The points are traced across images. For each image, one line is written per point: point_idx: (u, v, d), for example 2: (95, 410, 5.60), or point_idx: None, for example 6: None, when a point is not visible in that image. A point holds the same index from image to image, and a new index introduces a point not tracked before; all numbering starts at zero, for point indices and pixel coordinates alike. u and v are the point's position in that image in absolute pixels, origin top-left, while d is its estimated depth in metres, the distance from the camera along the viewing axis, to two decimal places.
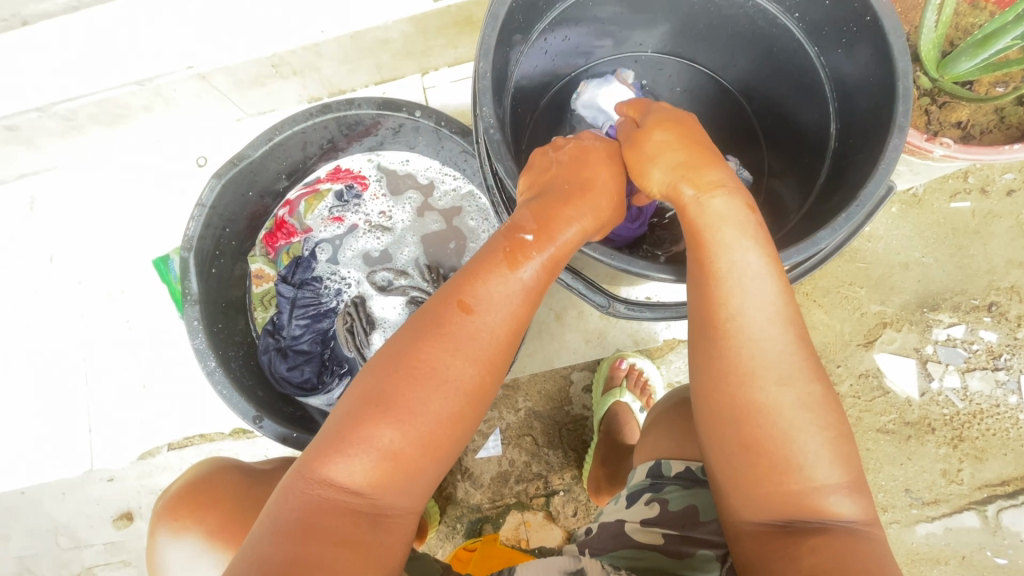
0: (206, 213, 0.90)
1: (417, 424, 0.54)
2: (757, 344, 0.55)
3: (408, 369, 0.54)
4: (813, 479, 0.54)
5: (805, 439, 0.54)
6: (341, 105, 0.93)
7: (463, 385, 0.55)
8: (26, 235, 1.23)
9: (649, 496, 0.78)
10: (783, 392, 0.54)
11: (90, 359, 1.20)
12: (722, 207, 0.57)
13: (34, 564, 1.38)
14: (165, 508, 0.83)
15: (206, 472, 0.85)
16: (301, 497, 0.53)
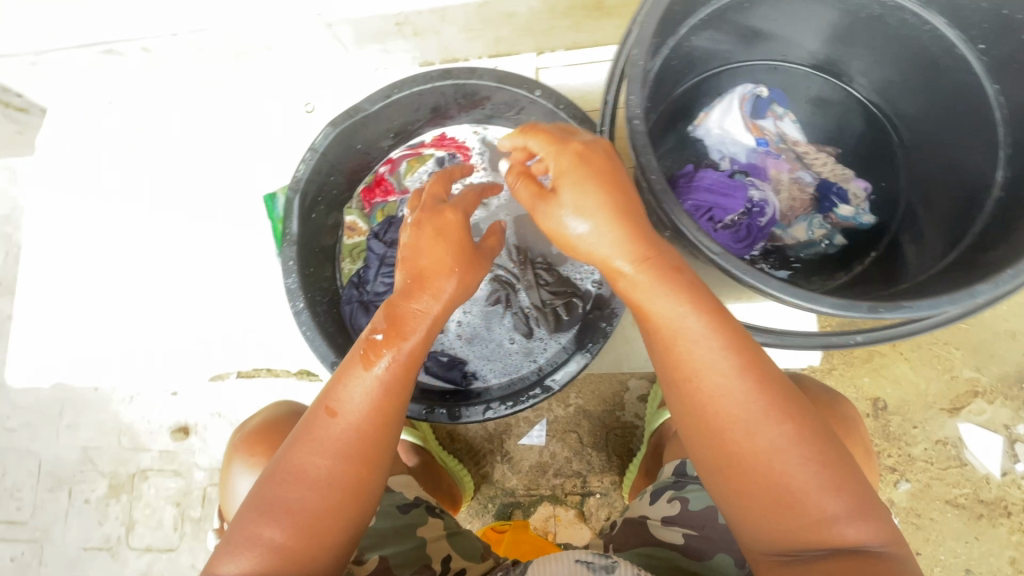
0: (317, 158, 0.92)
1: (335, 442, 0.67)
2: (716, 403, 0.59)
3: (281, 472, 0.67)
4: (813, 513, 0.56)
5: (797, 481, 0.57)
6: (462, 72, 0.92)
7: (327, 474, 0.66)
8: (150, 153, 1.32)
9: (671, 494, 0.92)
10: (761, 438, 0.57)
11: (187, 278, 1.30)
12: (661, 292, 0.61)
13: (96, 457, 1.48)
14: (241, 445, 0.94)
15: (276, 418, 0.96)
16: (256, 536, 0.64)
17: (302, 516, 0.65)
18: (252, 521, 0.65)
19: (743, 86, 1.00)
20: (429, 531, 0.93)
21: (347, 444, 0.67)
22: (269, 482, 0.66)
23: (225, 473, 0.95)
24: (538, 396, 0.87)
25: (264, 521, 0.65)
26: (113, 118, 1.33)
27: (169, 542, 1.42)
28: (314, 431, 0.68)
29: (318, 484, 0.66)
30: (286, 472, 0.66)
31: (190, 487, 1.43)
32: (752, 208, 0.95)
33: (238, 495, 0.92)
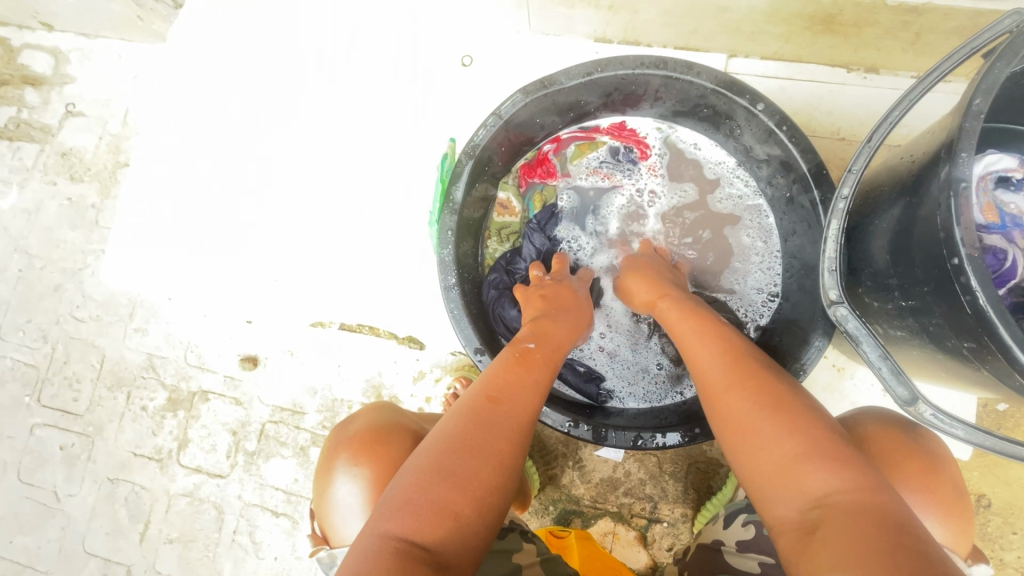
0: (499, 125, 0.85)
1: (498, 418, 0.64)
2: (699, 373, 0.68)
3: (462, 441, 0.60)
4: (784, 459, 0.55)
5: (757, 429, 0.58)
6: (679, 65, 0.82)
7: (462, 419, 0.63)
8: (286, 71, 1.24)
9: (746, 519, 0.88)
10: (718, 395, 0.63)
11: (299, 210, 1.24)
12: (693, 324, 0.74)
13: (159, 366, 1.42)
14: (345, 445, 0.90)
15: (383, 424, 0.92)
16: (422, 497, 0.55)
17: (465, 481, 0.57)
18: (420, 487, 0.56)
19: (989, 164, 0.76)
20: (524, 557, 0.87)
21: (504, 420, 0.64)
22: (424, 448, 0.60)
23: (322, 482, 0.90)
24: (689, 437, 0.81)
25: (444, 487, 0.56)
26: (257, 25, 1.26)
27: (219, 469, 1.38)
28: (477, 411, 0.64)
29: (482, 450, 0.60)
30: (447, 439, 0.61)
31: (247, 419, 1.35)
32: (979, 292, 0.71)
33: (338, 504, 0.87)
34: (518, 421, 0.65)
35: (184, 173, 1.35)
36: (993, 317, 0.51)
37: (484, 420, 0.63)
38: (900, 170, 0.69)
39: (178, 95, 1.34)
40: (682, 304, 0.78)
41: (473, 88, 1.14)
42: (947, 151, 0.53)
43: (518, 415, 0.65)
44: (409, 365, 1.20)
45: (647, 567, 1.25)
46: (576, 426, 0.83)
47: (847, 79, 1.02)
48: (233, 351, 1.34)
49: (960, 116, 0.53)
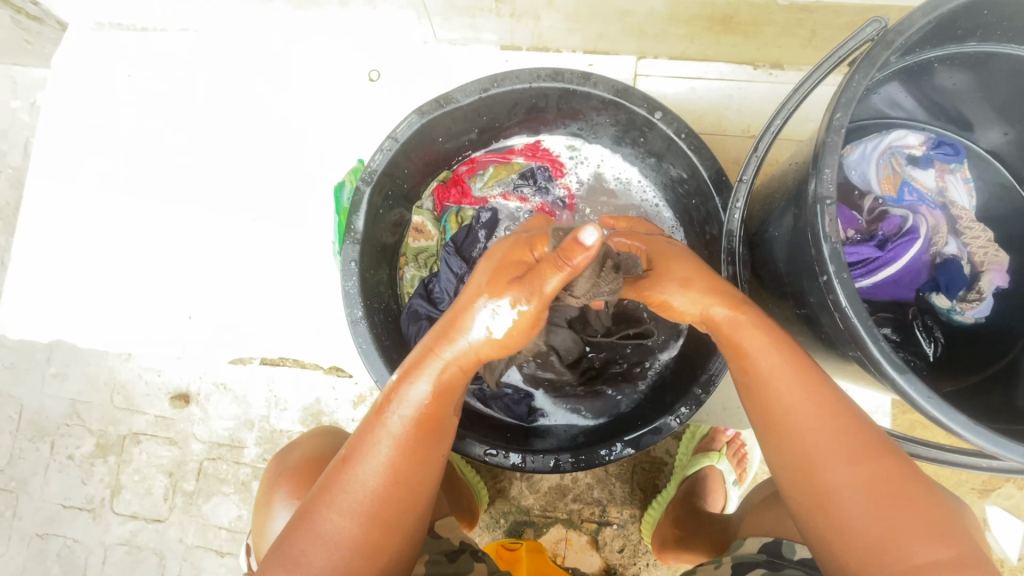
0: (396, 149, 0.82)
1: (344, 495, 0.57)
2: (808, 437, 0.53)
3: (304, 522, 0.57)
4: (912, 560, 0.48)
5: (880, 525, 0.49)
6: (575, 77, 0.80)
7: (349, 517, 0.56)
8: (189, 94, 1.18)
9: (763, 574, 0.67)
10: (832, 469, 0.52)
11: (210, 240, 1.18)
12: (779, 362, 0.57)
13: (84, 412, 1.28)
14: (283, 476, 0.82)
15: (325, 452, 0.83)
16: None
17: (319, 557, 0.56)
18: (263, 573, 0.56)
19: (896, 136, 0.78)
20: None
21: (341, 490, 0.57)
22: (281, 534, 0.58)
23: (262, 514, 0.82)
24: (617, 453, 0.80)
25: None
26: (155, 47, 1.19)
27: (157, 513, 1.27)
28: (325, 480, 0.59)
29: (323, 536, 0.56)
30: (292, 524, 0.58)
31: (182, 459, 1.25)
32: (876, 258, 0.74)
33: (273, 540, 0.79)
34: (362, 491, 0.57)
35: (78, 205, 1.23)
36: (862, 334, 0.52)
37: (325, 501, 0.57)
38: (788, 179, 0.70)
39: (69, 123, 1.23)
40: (738, 329, 0.61)
41: (383, 103, 1.10)
42: (813, 166, 0.54)
43: (365, 487, 0.57)
44: (347, 389, 1.15)
45: (600, 571, 1.20)
46: (495, 454, 0.82)
47: (754, 76, 1.02)
48: (154, 393, 1.25)
49: (823, 131, 0.53)
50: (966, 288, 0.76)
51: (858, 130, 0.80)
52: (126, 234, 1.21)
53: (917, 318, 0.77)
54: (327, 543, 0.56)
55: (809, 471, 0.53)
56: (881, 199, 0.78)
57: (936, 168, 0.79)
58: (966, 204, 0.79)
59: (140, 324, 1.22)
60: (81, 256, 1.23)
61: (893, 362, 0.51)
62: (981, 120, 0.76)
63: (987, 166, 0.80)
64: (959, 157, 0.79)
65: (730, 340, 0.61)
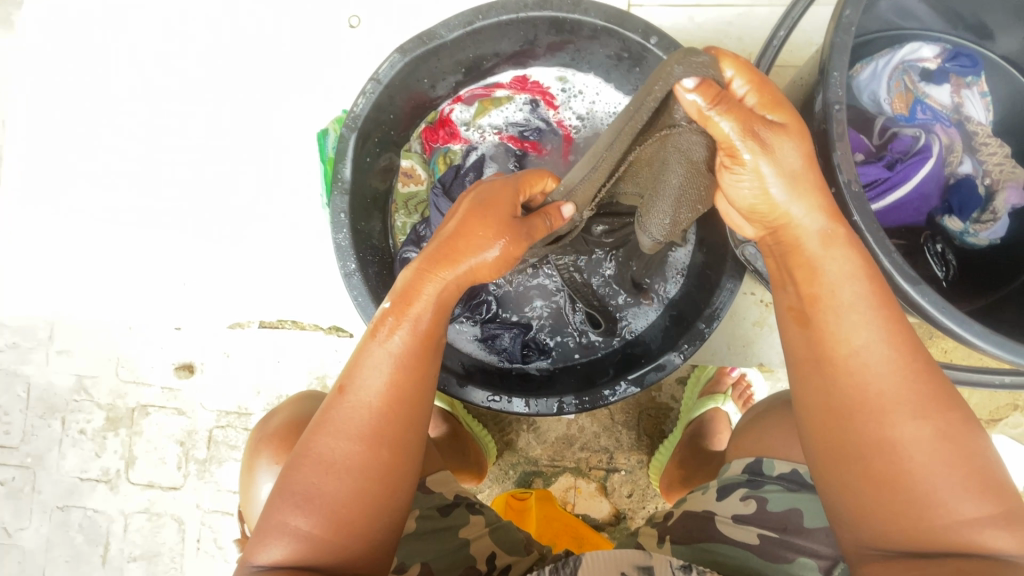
0: (380, 91, 0.79)
1: (348, 419, 0.56)
2: (870, 384, 0.49)
3: (298, 451, 0.56)
4: (952, 513, 0.46)
5: (945, 478, 0.46)
6: (564, 4, 0.76)
7: (341, 447, 0.55)
8: (171, 55, 1.16)
9: (745, 492, 0.71)
10: (906, 424, 0.48)
11: (201, 203, 1.16)
12: (855, 294, 0.50)
13: (92, 386, 1.25)
14: (266, 439, 0.83)
15: (304, 414, 0.83)
16: (279, 523, 0.54)
17: (313, 489, 0.54)
18: (273, 506, 0.55)
19: (907, 50, 0.74)
20: (472, 529, 0.80)
21: (349, 416, 0.56)
22: (287, 466, 0.56)
23: (247, 478, 0.84)
24: (620, 392, 0.81)
25: (288, 510, 0.54)
26: (132, 9, 1.17)
27: (173, 480, 1.24)
28: (328, 407, 0.57)
29: (329, 467, 0.55)
30: (299, 455, 0.56)
31: (194, 428, 1.23)
32: (886, 179, 0.71)
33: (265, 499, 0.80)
34: (365, 416, 0.56)
35: (71, 173, 1.22)
36: (874, 249, 0.52)
37: (319, 430, 0.56)
38: (792, 97, 0.67)
39: (52, 91, 1.21)
40: (827, 257, 0.51)
41: (365, 52, 1.08)
42: (821, 72, 0.51)
43: (366, 410, 0.56)
44: (349, 350, 1.14)
45: (610, 516, 1.20)
46: (498, 399, 0.82)
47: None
48: (158, 360, 1.23)
49: (832, 31, 0.50)
50: (980, 209, 0.73)
51: (868, 44, 0.75)
52: (122, 200, 1.20)
53: (929, 241, 0.74)
54: (318, 474, 0.54)
55: (851, 419, 0.50)
56: (892, 119, 0.74)
57: (951, 84, 0.75)
58: (984, 120, 0.76)
59: (138, 293, 1.21)
60: (78, 225, 1.22)
61: (906, 274, 0.51)
62: (1000, 24, 0.73)
63: (1009, 78, 0.76)
64: (976, 69, 0.75)
65: (808, 265, 0.52)
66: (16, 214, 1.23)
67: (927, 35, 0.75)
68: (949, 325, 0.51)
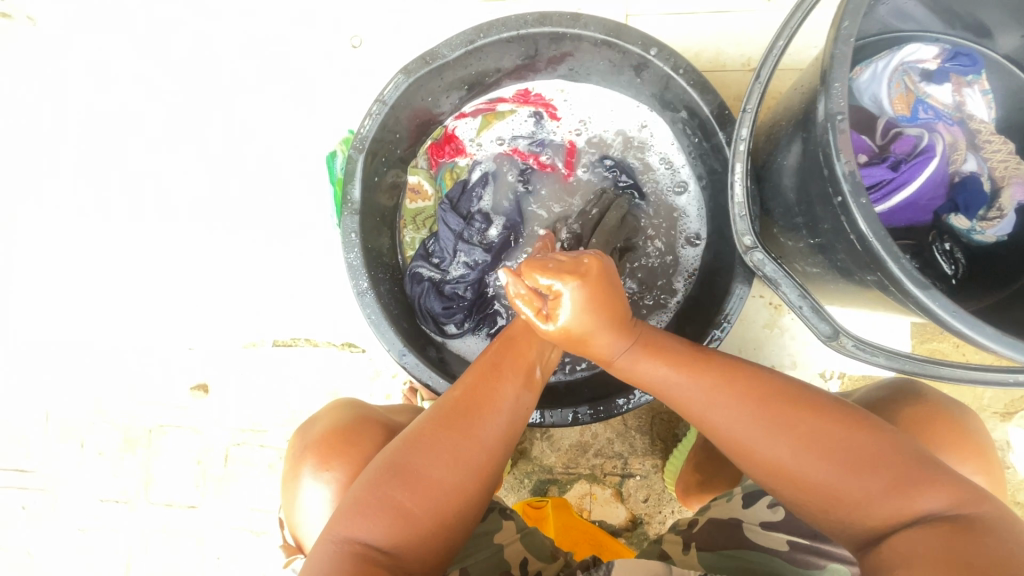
0: (385, 112, 0.81)
1: (478, 423, 0.61)
2: (730, 437, 0.60)
3: (417, 441, 0.60)
4: (870, 499, 0.53)
5: (838, 474, 0.55)
6: (564, 19, 0.78)
7: (478, 447, 0.60)
8: (179, 80, 1.18)
9: (772, 498, 0.73)
10: (765, 447, 0.58)
11: (212, 223, 1.18)
12: (667, 372, 0.64)
13: (108, 408, 1.27)
14: (310, 448, 0.81)
15: (347, 422, 0.82)
16: (387, 502, 0.56)
17: (429, 483, 0.57)
18: (381, 487, 0.57)
19: (906, 51, 0.74)
20: (506, 535, 0.81)
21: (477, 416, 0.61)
22: (399, 450, 0.59)
23: (290, 487, 0.82)
24: (633, 401, 0.81)
25: (397, 488, 0.56)
26: (140, 37, 1.20)
27: (190, 499, 1.25)
28: (448, 408, 0.62)
29: (449, 456, 0.58)
30: (416, 442, 0.60)
31: (210, 447, 1.24)
32: (891, 181, 0.71)
33: (307, 511, 0.78)
34: (491, 424, 0.62)
35: (84, 196, 1.24)
36: (882, 255, 0.51)
37: (454, 425, 0.61)
38: (794, 103, 0.67)
39: (66, 117, 1.24)
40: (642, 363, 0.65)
41: (367, 70, 1.09)
42: (822, 83, 0.52)
43: (502, 418, 0.63)
44: (362, 366, 1.15)
45: (627, 522, 1.20)
46: None
47: (754, 4, 0.97)
48: (172, 382, 1.24)
49: (831, 43, 0.51)
50: (986, 206, 0.73)
51: (865, 48, 0.76)
52: (136, 223, 1.22)
53: (936, 240, 0.74)
54: (437, 470, 0.58)
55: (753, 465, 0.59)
56: (894, 120, 0.74)
57: (951, 83, 0.76)
58: (986, 118, 0.76)
59: (153, 313, 1.23)
60: (94, 247, 1.24)
61: (915, 279, 0.50)
62: (999, 24, 0.73)
63: (1011, 74, 0.76)
64: (976, 67, 0.75)
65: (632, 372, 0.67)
66: (35, 238, 1.26)
67: (922, 36, 0.76)
68: (962, 329, 0.50)
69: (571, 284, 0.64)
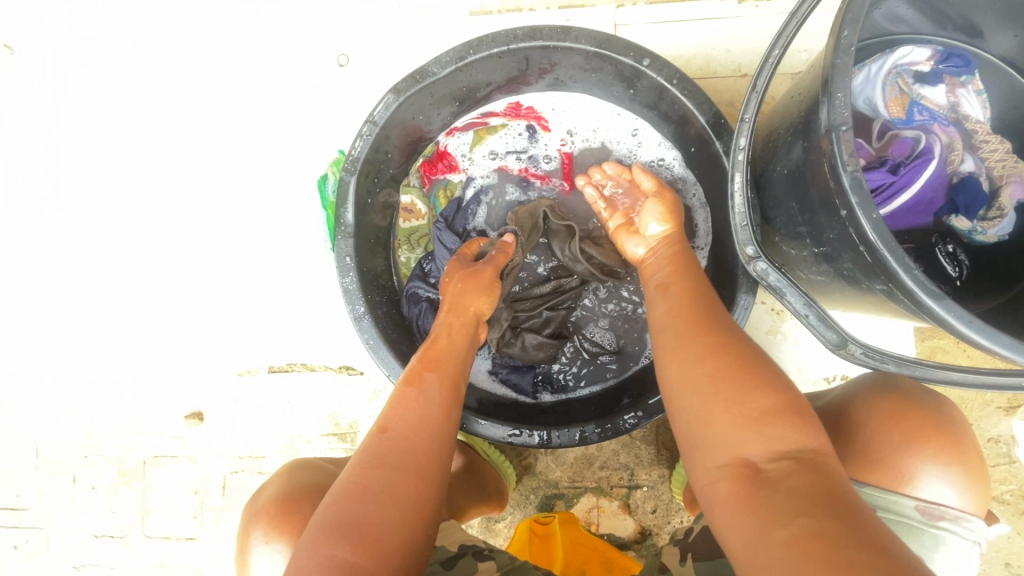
0: (376, 132, 0.79)
1: (404, 453, 0.60)
2: (670, 368, 0.61)
3: (348, 489, 0.56)
4: (769, 463, 0.50)
5: (738, 423, 0.53)
6: (554, 32, 0.77)
7: (410, 479, 0.58)
8: (163, 104, 1.16)
9: None
10: (689, 384, 0.58)
11: (202, 248, 1.16)
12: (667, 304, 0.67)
13: (100, 441, 1.23)
14: (260, 512, 0.77)
15: (300, 483, 0.79)
16: (321, 556, 0.51)
17: (369, 529, 0.53)
18: (320, 543, 0.52)
19: (899, 56, 0.74)
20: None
21: (404, 447, 0.60)
22: (330, 501, 0.55)
23: (241, 556, 0.77)
24: (638, 418, 0.80)
25: (331, 544, 0.52)
26: (121, 62, 1.18)
27: (189, 531, 1.22)
28: (376, 445, 0.61)
29: (387, 492, 0.56)
30: (348, 488, 0.56)
31: (207, 475, 1.20)
32: (889, 183, 0.70)
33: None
34: (424, 455, 0.61)
35: (69, 226, 1.21)
36: (892, 265, 0.50)
37: (384, 460, 0.58)
38: (791, 112, 0.66)
39: (48, 146, 1.21)
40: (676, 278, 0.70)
41: (355, 88, 1.08)
42: (824, 92, 0.51)
43: (421, 435, 0.62)
44: (360, 387, 1.13)
45: (636, 534, 1.18)
46: (519, 433, 0.81)
47: (741, 10, 0.97)
48: (166, 411, 1.21)
49: (831, 53, 0.50)
50: (985, 206, 0.73)
51: (859, 52, 0.76)
52: (124, 251, 1.20)
53: (939, 242, 0.74)
54: (375, 511, 0.55)
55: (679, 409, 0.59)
56: (891, 123, 0.74)
57: (945, 84, 0.75)
58: (981, 117, 0.76)
59: (144, 342, 1.21)
60: (82, 278, 1.22)
61: (926, 289, 0.49)
62: (990, 25, 0.73)
63: (1003, 75, 0.76)
64: (970, 68, 0.75)
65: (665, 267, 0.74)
66: (19, 270, 1.23)
67: (915, 40, 0.76)
68: (980, 341, 0.49)
69: (664, 200, 0.79)
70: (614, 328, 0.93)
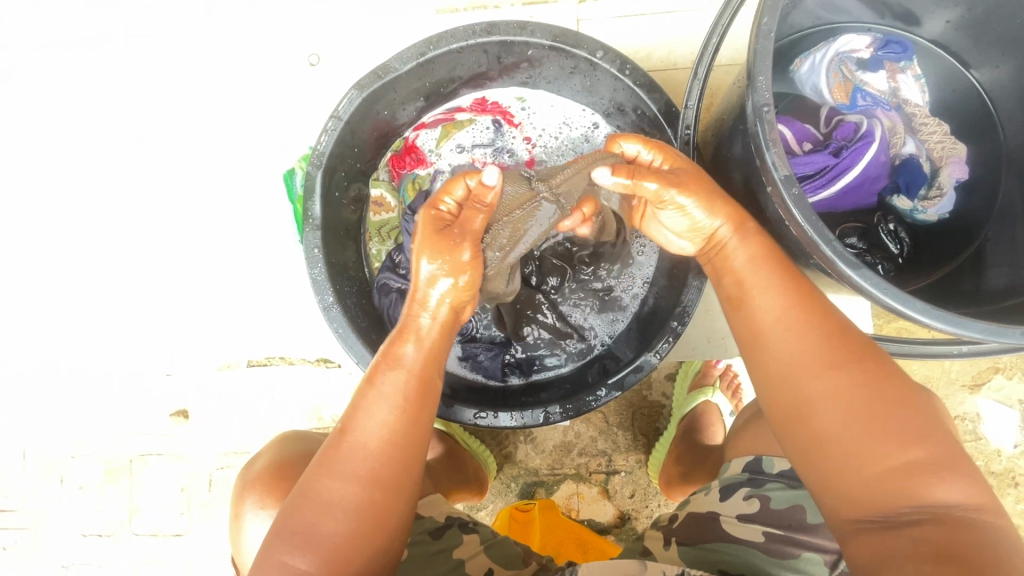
0: (341, 127, 0.82)
1: (349, 462, 0.57)
2: (783, 349, 0.55)
3: (301, 495, 0.57)
4: (884, 467, 0.50)
5: (857, 433, 0.50)
6: (510, 28, 0.79)
7: (355, 492, 0.57)
8: (140, 107, 1.18)
9: (748, 491, 0.74)
10: (811, 383, 0.53)
11: (182, 247, 1.18)
12: (764, 279, 0.59)
13: (86, 441, 1.25)
14: (253, 482, 0.83)
15: (289, 456, 0.84)
16: (278, 564, 0.55)
17: (320, 538, 0.55)
18: (273, 547, 0.56)
19: (841, 43, 0.77)
20: (466, 549, 0.81)
21: (350, 456, 0.58)
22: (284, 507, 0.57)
23: (235, 524, 0.83)
24: (603, 397, 0.83)
25: (285, 551, 0.55)
26: (97, 66, 1.20)
27: (177, 527, 1.24)
28: (330, 444, 0.59)
29: (338, 504, 0.56)
30: (302, 494, 0.58)
31: (194, 471, 1.22)
32: (831, 166, 0.73)
33: (251, 543, 0.81)
34: (365, 454, 0.58)
35: (51, 229, 1.23)
36: (814, 238, 0.53)
37: (327, 468, 0.57)
38: (734, 99, 0.69)
39: (28, 151, 1.23)
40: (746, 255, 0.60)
41: (326, 86, 1.10)
42: (747, 77, 0.54)
43: (369, 447, 0.58)
44: (341, 380, 1.15)
45: (615, 519, 1.20)
46: (485, 415, 0.83)
47: (699, 4, 1.00)
48: (150, 409, 1.23)
49: (753, 39, 0.53)
50: (927, 185, 0.76)
51: (804, 41, 0.79)
52: (106, 253, 1.21)
53: (881, 220, 0.77)
54: (331, 520, 0.56)
55: (786, 389, 0.55)
56: (835, 108, 0.77)
57: (886, 70, 0.79)
58: (918, 101, 0.80)
59: (127, 342, 1.22)
60: (65, 280, 1.23)
61: (844, 259, 0.53)
62: (924, 10, 0.78)
63: (937, 58, 0.81)
64: (907, 53, 0.79)
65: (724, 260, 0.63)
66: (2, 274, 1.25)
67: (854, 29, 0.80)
68: (894, 305, 0.52)
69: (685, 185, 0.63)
70: (582, 311, 0.96)
